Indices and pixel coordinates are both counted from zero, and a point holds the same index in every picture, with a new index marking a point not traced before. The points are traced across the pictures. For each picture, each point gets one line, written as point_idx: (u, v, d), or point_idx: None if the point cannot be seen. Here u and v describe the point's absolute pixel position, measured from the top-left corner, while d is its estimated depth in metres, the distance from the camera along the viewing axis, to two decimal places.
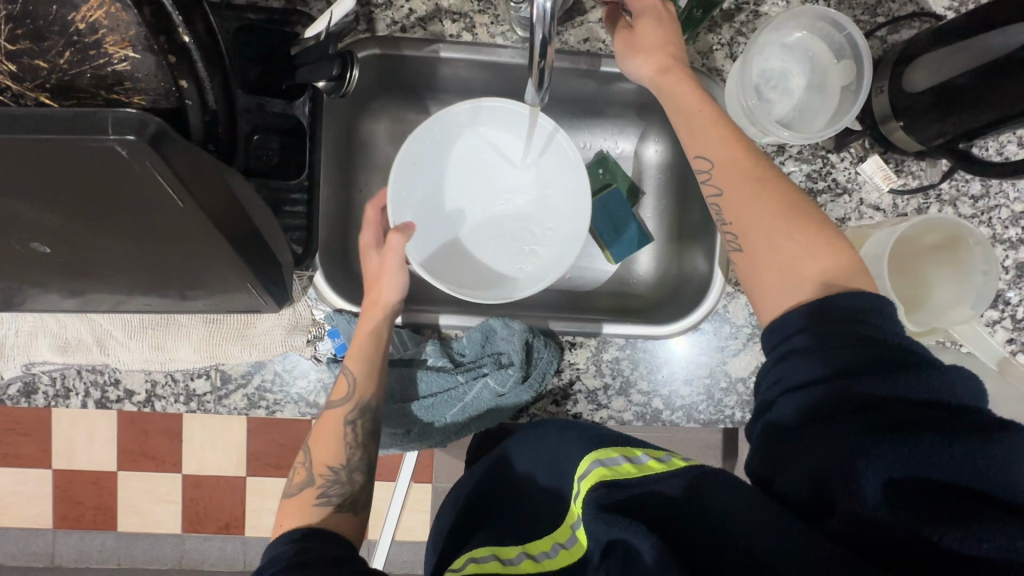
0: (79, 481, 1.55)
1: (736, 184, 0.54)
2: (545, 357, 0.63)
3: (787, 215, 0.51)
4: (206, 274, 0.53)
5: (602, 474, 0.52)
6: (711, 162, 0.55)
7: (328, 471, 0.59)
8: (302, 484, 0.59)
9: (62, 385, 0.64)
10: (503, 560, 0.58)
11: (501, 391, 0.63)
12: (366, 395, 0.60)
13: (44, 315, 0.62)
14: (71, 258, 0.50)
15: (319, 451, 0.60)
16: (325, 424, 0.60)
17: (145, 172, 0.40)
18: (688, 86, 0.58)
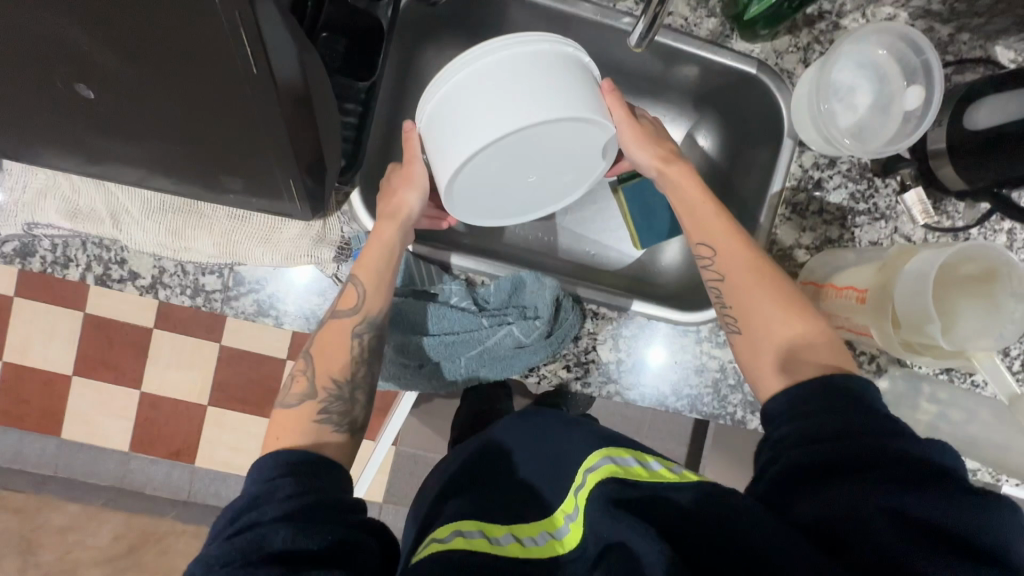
0: (29, 379, 1.48)
1: (738, 274, 0.59)
2: (568, 318, 0.63)
3: (779, 303, 0.57)
4: (251, 159, 0.51)
5: (612, 470, 0.53)
6: (714, 251, 0.60)
7: (332, 384, 0.57)
8: (303, 395, 0.56)
9: (63, 254, 0.60)
10: (490, 538, 0.53)
11: (527, 344, 0.62)
12: (373, 310, 0.59)
13: (58, 175, 0.58)
14: (113, 112, 0.47)
15: (322, 359, 0.57)
16: (329, 334, 0.58)
17: (229, 26, 0.37)
18: (709, 215, 0.61)
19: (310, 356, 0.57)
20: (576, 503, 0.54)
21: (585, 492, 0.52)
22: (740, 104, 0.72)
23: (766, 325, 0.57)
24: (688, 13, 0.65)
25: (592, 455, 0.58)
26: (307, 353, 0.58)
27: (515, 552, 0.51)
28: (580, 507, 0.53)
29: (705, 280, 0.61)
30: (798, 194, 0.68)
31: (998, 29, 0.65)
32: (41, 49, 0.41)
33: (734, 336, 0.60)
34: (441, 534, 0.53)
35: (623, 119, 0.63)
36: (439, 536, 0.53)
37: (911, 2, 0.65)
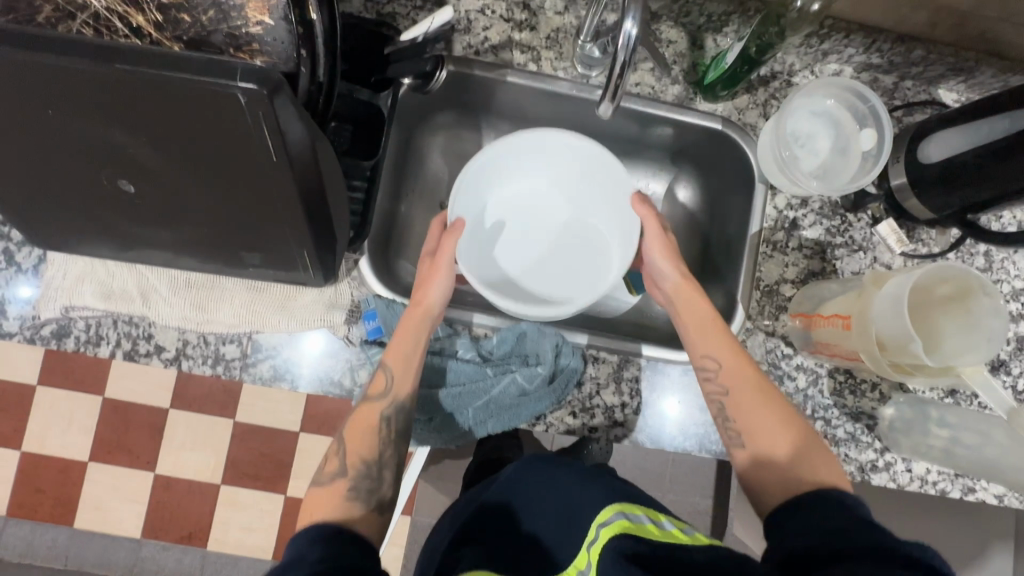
0: (44, 468, 1.49)
1: (741, 390, 0.63)
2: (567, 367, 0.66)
3: (779, 418, 0.61)
4: (271, 236, 0.57)
5: (625, 524, 0.54)
6: (718, 365, 0.64)
7: (360, 463, 0.59)
8: (333, 474, 0.59)
9: (95, 333, 0.64)
10: None
11: (530, 387, 0.65)
12: (403, 393, 0.61)
13: (95, 260, 0.63)
14: (150, 201, 0.53)
15: (351, 443, 0.60)
16: (360, 418, 0.61)
17: (253, 123, 0.44)
18: (714, 328, 0.66)
19: (341, 440, 0.61)
20: (588, 557, 0.56)
21: (596, 545, 0.54)
22: (715, 156, 0.77)
23: (772, 440, 0.60)
24: (656, 82, 0.72)
25: (604, 510, 0.60)
26: (339, 437, 0.61)
27: None
28: (591, 561, 0.55)
29: (710, 392, 0.65)
30: (776, 231, 0.72)
31: (936, 75, 0.71)
32: (95, 152, 0.48)
33: (737, 450, 0.63)
34: None
35: (654, 231, 0.71)
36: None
37: (853, 59, 0.72)
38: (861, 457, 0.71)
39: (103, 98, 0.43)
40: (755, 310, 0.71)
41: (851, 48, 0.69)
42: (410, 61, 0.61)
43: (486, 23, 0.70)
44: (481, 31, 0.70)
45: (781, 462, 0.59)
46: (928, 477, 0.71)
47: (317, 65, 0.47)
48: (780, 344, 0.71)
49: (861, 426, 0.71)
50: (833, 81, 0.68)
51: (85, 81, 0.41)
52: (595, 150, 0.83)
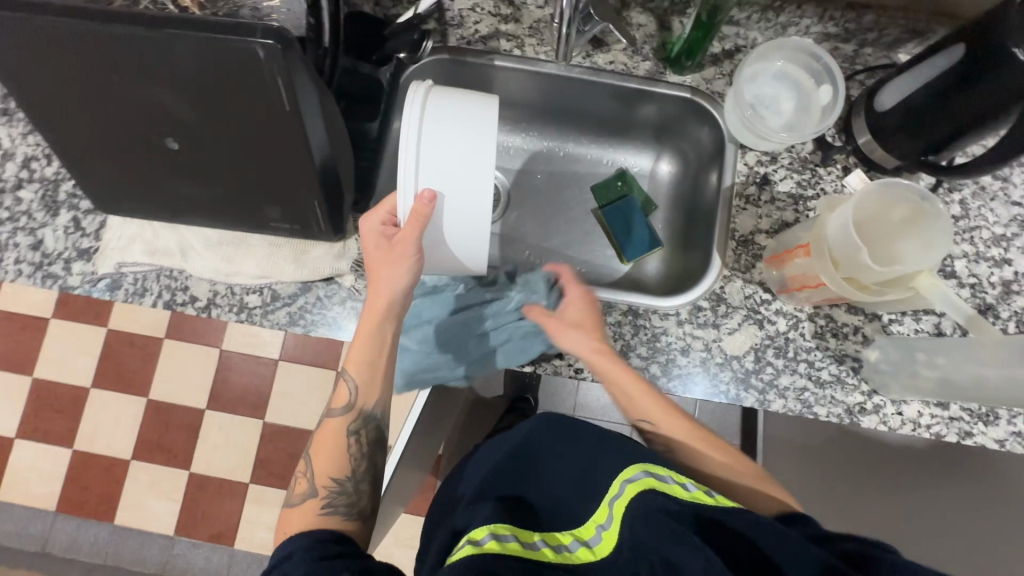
0: (92, 466, 1.60)
1: (681, 435, 0.67)
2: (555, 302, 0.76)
3: (721, 453, 0.66)
4: (286, 188, 0.66)
5: (651, 483, 0.58)
6: (649, 416, 0.67)
7: (330, 483, 0.65)
8: (304, 494, 0.65)
9: (141, 285, 0.74)
10: (525, 541, 0.58)
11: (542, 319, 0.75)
12: (367, 403, 0.67)
13: (145, 224, 0.74)
14: (190, 159, 0.64)
15: (320, 466, 0.66)
16: (326, 439, 0.68)
17: (271, 75, 0.54)
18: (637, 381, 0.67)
19: (309, 461, 0.67)
20: (610, 512, 0.59)
21: (623, 502, 0.58)
22: (691, 126, 0.84)
23: (731, 474, 0.65)
24: (627, 59, 0.81)
25: (629, 467, 0.62)
26: (307, 457, 0.68)
27: (547, 555, 0.57)
28: (614, 515, 0.58)
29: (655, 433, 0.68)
30: (748, 186, 0.77)
31: (892, 39, 0.77)
32: (151, 112, 0.59)
33: (694, 472, 0.67)
34: (476, 535, 0.58)
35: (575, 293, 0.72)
36: (472, 538, 0.57)
37: (811, 30, 0.78)
38: (848, 399, 0.72)
39: (159, 61, 0.54)
40: (732, 259, 0.75)
41: (806, 18, 0.76)
42: (402, 38, 0.73)
43: (476, 19, 0.81)
44: (473, 25, 0.81)
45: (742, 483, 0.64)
46: (919, 418, 0.72)
47: (322, 33, 0.58)
48: (758, 290, 0.74)
49: (846, 368, 0.73)
50: (793, 45, 0.75)
51: (144, 46, 0.53)
52: (582, 131, 0.91)
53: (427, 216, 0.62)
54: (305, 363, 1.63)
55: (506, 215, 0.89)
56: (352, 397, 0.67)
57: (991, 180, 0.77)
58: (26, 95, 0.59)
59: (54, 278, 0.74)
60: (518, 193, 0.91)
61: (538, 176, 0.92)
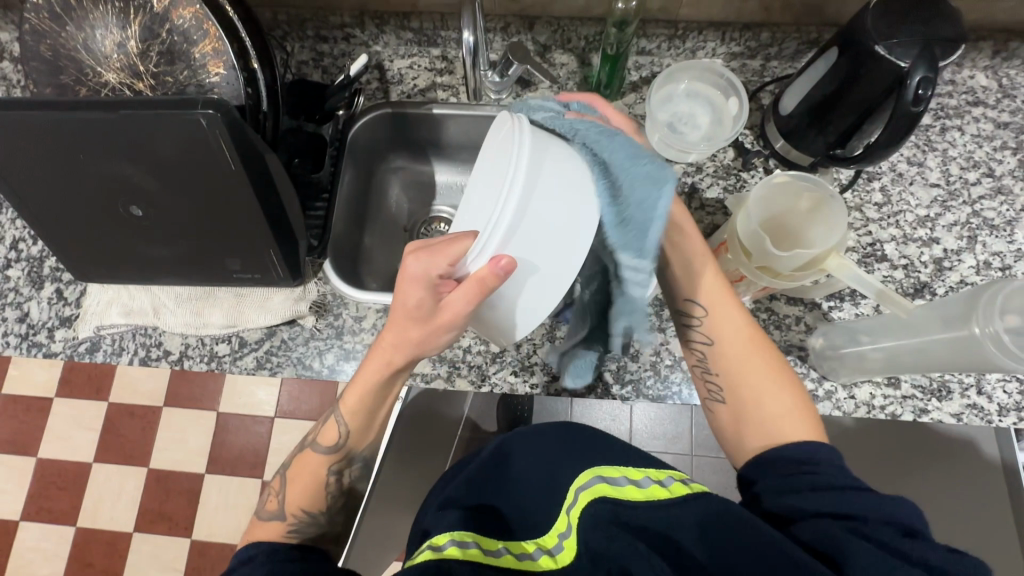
0: (95, 541, 1.61)
1: (730, 362, 0.65)
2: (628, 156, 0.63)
3: (774, 386, 0.63)
4: (242, 239, 0.71)
5: (605, 489, 0.59)
6: (708, 341, 0.67)
7: (300, 512, 0.67)
8: (272, 514, 0.67)
9: (118, 345, 0.79)
10: (486, 549, 0.55)
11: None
12: (354, 446, 0.70)
13: (120, 288, 0.80)
14: (154, 222, 0.70)
15: (292, 493, 0.68)
16: (305, 469, 0.70)
17: (213, 139, 0.62)
18: (712, 288, 0.67)
19: (285, 484, 0.69)
20: (569, 520, 0.58)
21: (577, 509, 0.57)
22: None
23: (771, 417, 0.61)
24: (554, 95, 0.88)
25: (582, 471, 0.62)
26: (281, 479, 0.70)
27: (509, 565, 0.54)
28: (573, 523, 0.57)
29: (699, 347, 0.68)
30: (679, 195, 0.82)
31: (793, 51, 0.84)
32: (114, 183, 0.66)
33: (716, 403, 0.67)
34: (436, 541, 0.55)
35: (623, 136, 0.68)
36: (432, 544, 0.54)
37: (718, 51, 0.86)
38: None
39: (121, 138, 0.62)
40: None
41: (710, 42, 0.84)
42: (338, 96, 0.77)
43: (414, 75, 0.90)
44: (412, 81, 0.89)
45: (777, 423, 0.61)
46: (871, 400, 0.73)
47: (260, 100, 0.65)
48: None
49: (793, 358, 0.75)
50: (697, 66, 0.82)
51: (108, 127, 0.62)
52: None
53: (491, 288, 0.53)
54: (299, 418, 1.64)
55: None
56: (341, 438, 0.69)
57: (908, 166, 0.81)
58: (6, 182, 0.66)
59: (39, 346, 0.79)
60: None
61: None
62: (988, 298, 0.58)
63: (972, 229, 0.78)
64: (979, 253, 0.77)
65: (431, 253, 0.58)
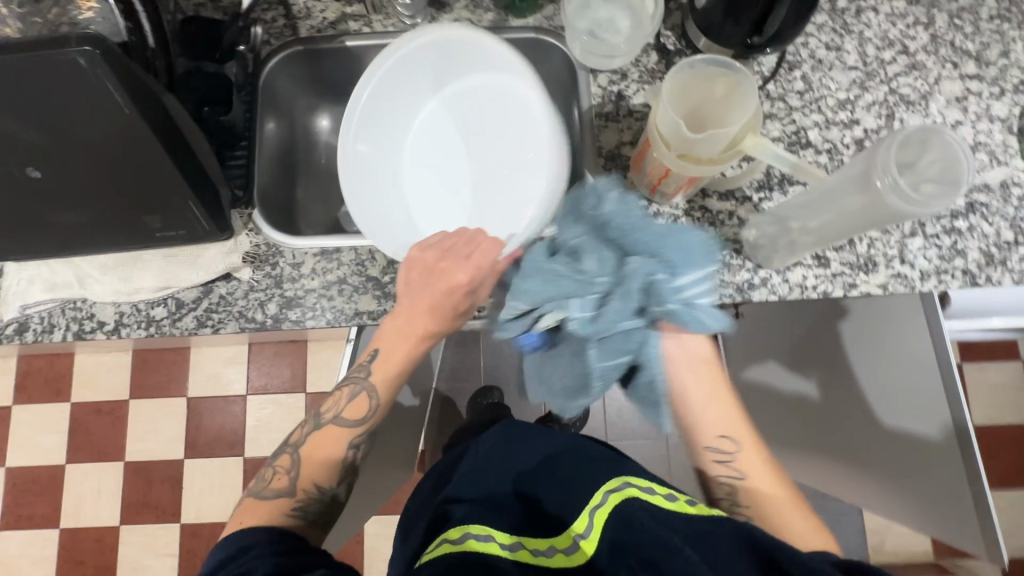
0: (83, 540, 1.59)
1: (753, 474, 0.65)
2: (668, 245, 0.58)
3: (789, 501, 0.63)
4: (156, 192, 0.68)
5: (633, 492, 0.61)
6: (728, 440, 0.66)
7: (312, 487, 0.69)
8: (281, 491, 0.68)
9: (48, 322, 0.76)
10: (500, 543, 0.59)
11: (689, 290, 0.59)
12: (375, 423, 0.72)
13: (41, 264, 0.76)
14: (57, 182, 0.66)
15: (307, 470, 0.69)
16: (323, 445, 0.70)
17: (96, 81, 0.57)
18: (729, 404, 0.68)
19: (299, 459, 0.70)
20: (589, 522, 0.60)
21: (603, 510, 0.60)
22: (548, 65, 0.89)
23: (787, 521, 0.62)
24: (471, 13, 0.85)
25: (609, 478, 0.63)
26: (296, 455, 0.70)
27: (522, 558, 0.59)
28: (593, 526, 0.59)
29: (724, 470, 0.66)
30: (606, 105, 0.81)
31: None
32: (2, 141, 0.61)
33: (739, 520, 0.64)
34: (453, 533, 0.60)
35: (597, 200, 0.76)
36: (450, 537, 0.59)
37: None
38: (736, 278, 0.76)
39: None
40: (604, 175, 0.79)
41: None
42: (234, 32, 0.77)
43: (322, 7, 0.85)
44: (320, 14, 0.85)
45: (796, 531, 0.61)
46: (805, 282, 0.76)
47: (144, 35, 0.62)
48: (633, 198, 0.78)
49: (729, 251, 0.77)
50: None
51: None
52: None
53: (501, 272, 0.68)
54: (272, 392, 1.64)
55: None
56: (370, 412, 0.71)
57: (827, 52, 0.82)
58: None
59: None
60: None
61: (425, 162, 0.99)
62: (883, 152, 0.58)
63: (890, 106, 0.80)
64: (898, 129, 0.79)
65: (469, 254, 0.67)
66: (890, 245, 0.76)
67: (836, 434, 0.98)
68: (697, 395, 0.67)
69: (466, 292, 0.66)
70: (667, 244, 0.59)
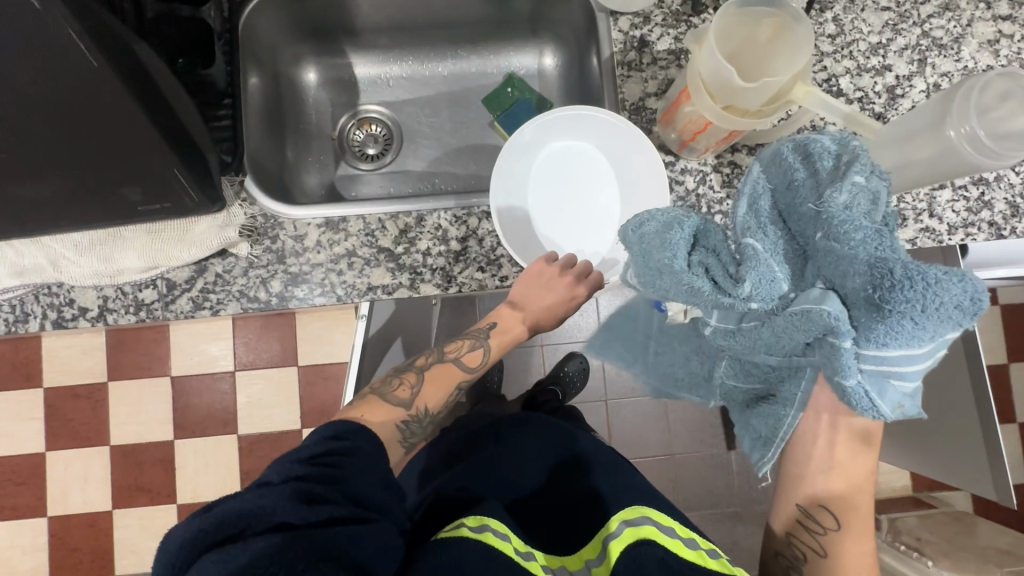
0: (74, 526, 1.54)
1: (850, 562, 0.56)
2: (953, 292, 0.38)
3: None
4: (136, 161, 0.60)
5: (652, 532, 0.60)
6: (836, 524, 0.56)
7: (426, 407, 0.67)
8: (402, 400, 0.66)
9: (21, 311, 0.68)
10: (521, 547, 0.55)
11: (891, 367, 0.42)
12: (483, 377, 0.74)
13: (3, 245, 0.67)
14: (13, 151, 0.56)
15: (425, 390, 0.68)
16: (441, 376, 0.70)
17: (57, 27, 0.47)
18: (866, 475, 0.56)
19: (421, 381, 0.68)
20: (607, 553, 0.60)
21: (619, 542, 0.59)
22: (559, 7, 0.81)
23: None
24: None
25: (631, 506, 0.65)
26: (418, 372, 0.69)
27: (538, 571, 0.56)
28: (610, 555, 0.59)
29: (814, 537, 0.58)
30: (628, 52, 0.74)
31: None
32: None
33: None
34: (473, 520, 0.55)
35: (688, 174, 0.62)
36: (468, 523, 0.55)
37: None
38: None
39: None
40: None
41: None
42: None
43: None
44: None
45: None
46: None
47: None
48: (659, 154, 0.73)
49: None
50: None
51: None
52: (454, 38, 0.89)
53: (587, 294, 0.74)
54: (262, 367, 1.58)
55: (401, 151, 0.90)
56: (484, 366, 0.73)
57: None
58: None
59: None
60: (409, 135, 0.91)
61: (427, 114, 0.91)
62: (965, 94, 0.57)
63: (922, 51, 0.76)
64: (930, 76, 0.76)
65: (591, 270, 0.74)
66: (920, 199, 0.74)
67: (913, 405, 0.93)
68: (815, 463, 0.56)
69: (551, 315, 0.74)
70: (875, 281, 0.40)
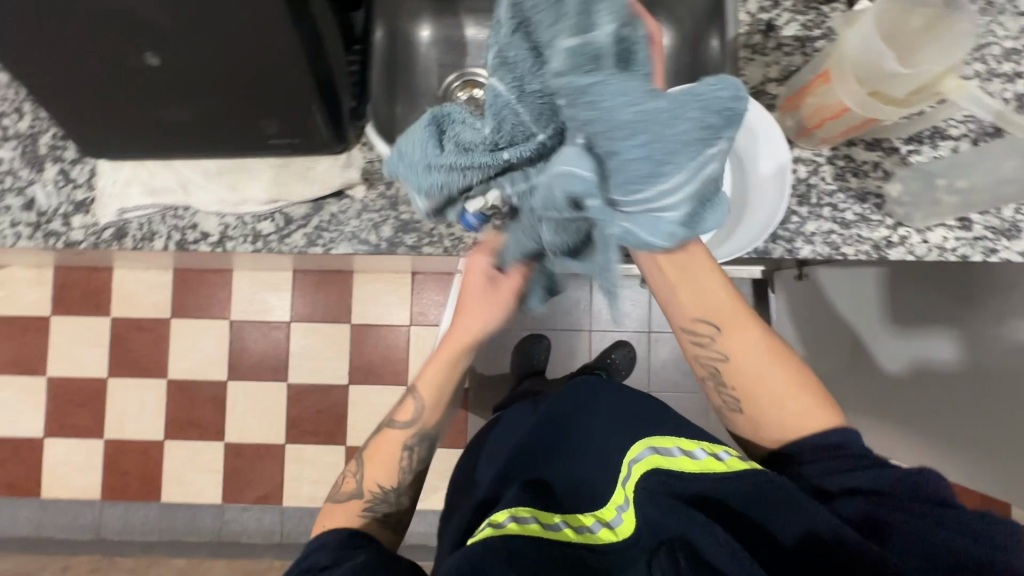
0: (127, 451, 1.61)
1: (738, 356, 0.66)
2: (690, 116, 0.42)
3: (772, 357, 0.66)
4: (281, 95, 0.62)
5: (656, 460, 0.62)
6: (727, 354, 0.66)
7: (376, 486, 0.73)
8: (349, 493, 0.73)
9: (148, 229, 0.72)
10: (543, 523, 0.62)
11: (656, 202, 0.45)
12: (426, 423, 0.77)
13: (139, 165, 0.71)
14: (174, 75, 0.59)
15: (369, 472, 0.74)
16: (383, 446, 0.76)
17: None
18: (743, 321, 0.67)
19: (363, 465, 0.75)
20: (625, 494, 0.62)
21: (631, 482, 0.61)
22: None
23: (791, 424, 0.63)
24: None
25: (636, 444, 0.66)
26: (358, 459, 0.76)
27: (566, 537, 0.61)
28: (629, 498, 0.61)
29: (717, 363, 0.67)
30: (753, 35, 0.74)
31: None
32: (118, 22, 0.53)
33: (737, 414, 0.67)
34: (495, 518, 0.61)
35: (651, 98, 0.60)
36: (493, 521, 0.60)
37: None
38: (874, 235, 0.73)
39: None
40: None
41: None
42: None
43: None
44: None
45: (785, 410, 0.64)
46: (948, 246, 0.72)
47: None
48: None
49: (870, 206, 0.73)
50: None
51: None
52: None
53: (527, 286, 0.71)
54: (317, 321, 1.62)
55: None
56: (417, 412, 0.77)
57: None
58: None
59: (56, 236, 0.71)
60: None
61: None
62: None
63: None
64: None
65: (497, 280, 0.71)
66: None
67: (969, 406, 0.83)
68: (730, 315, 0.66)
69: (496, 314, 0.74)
70: (627, 135, 0.42)
